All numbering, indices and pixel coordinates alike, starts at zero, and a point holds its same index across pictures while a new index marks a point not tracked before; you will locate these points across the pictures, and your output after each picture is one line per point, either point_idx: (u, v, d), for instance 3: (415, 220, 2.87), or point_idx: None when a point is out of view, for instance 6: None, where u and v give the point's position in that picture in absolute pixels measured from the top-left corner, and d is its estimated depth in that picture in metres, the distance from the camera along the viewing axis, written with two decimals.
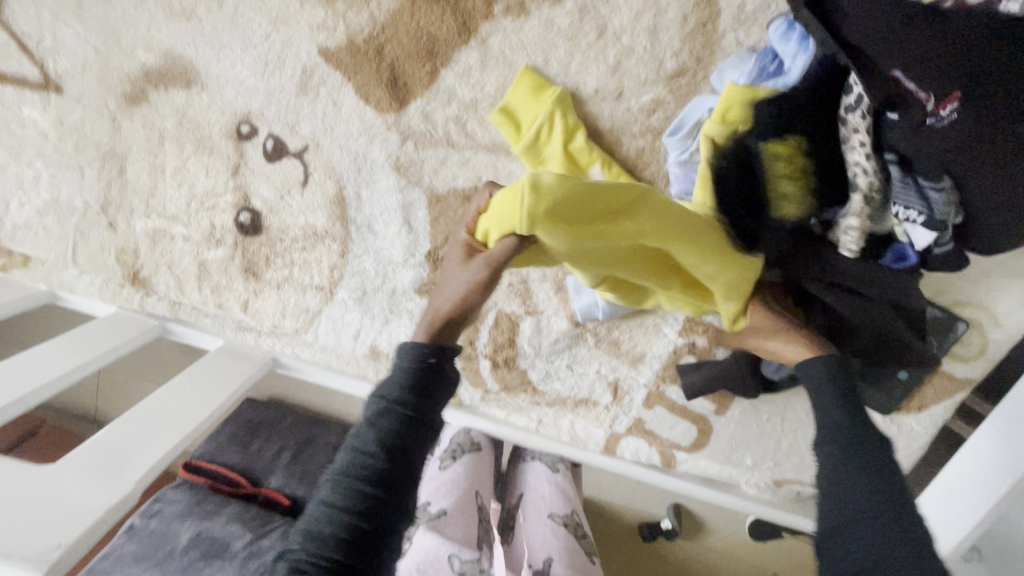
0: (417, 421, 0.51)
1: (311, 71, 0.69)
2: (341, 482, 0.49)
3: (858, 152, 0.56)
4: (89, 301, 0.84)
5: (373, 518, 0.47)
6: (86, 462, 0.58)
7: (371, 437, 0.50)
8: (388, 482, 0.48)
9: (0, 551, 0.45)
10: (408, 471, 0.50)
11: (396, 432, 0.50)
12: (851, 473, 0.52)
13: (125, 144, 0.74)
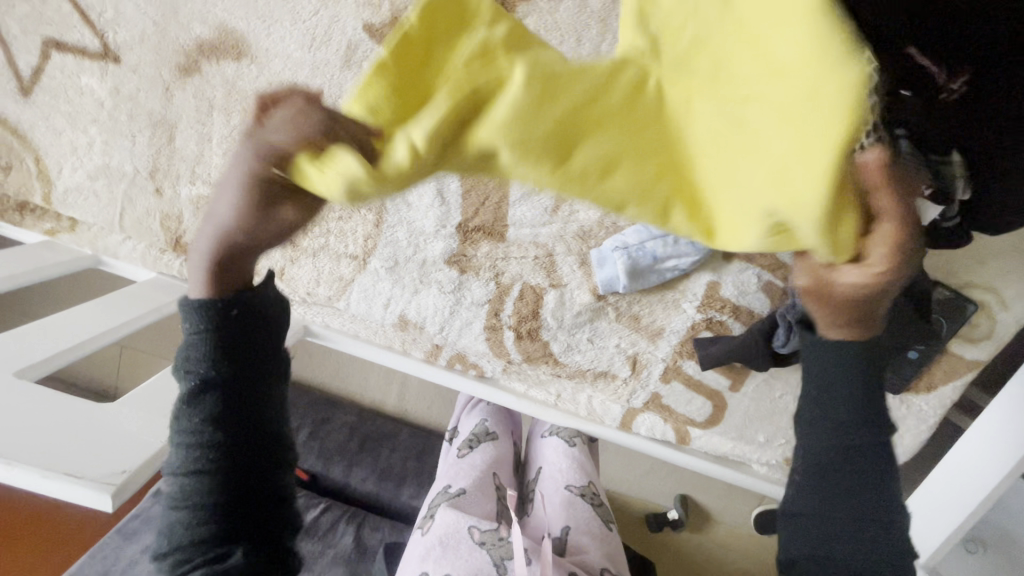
0: (242, 391, 0.53)
1: (355, 46, 0.73)
2: (185, 468, 0.53)
3: None
4: (131, 266, 0.87)
5: (240, 484, 0.54)
6: (139, 403, 0.61)
7: (196, 429, 0.52)
8: (233, 453, 0.53)
9: (72, 471, 0.48)
10: (253, 436, 0.54)
11: (220, 416, 0.52)
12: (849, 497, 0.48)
13: (176, 113, 0.78)
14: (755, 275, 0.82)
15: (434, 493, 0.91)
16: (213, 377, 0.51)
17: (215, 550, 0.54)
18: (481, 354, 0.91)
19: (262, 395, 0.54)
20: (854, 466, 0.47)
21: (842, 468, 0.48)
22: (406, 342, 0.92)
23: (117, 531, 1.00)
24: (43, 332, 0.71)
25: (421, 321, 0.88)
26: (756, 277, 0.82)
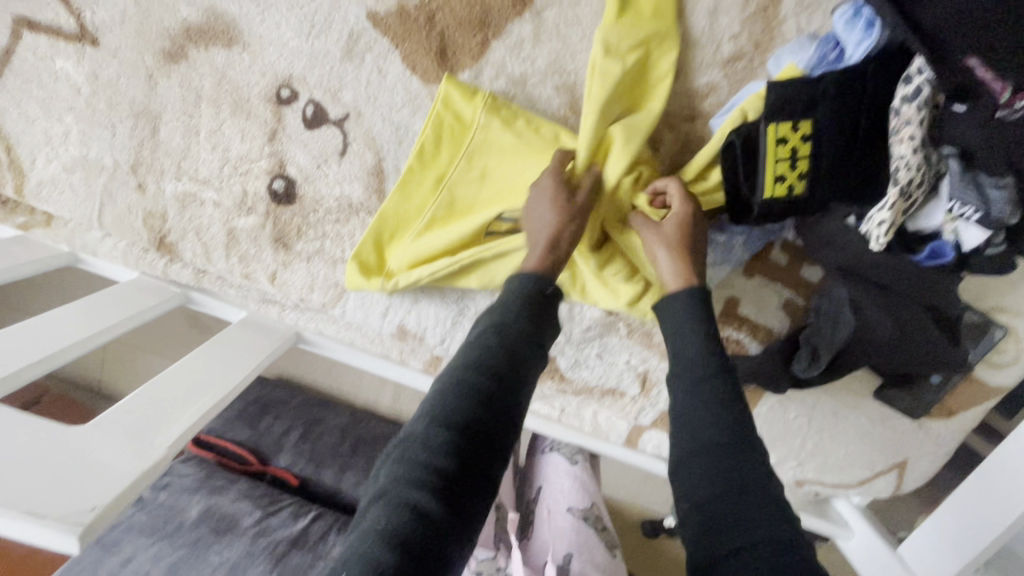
0: (511, 370, 0.53)
1: (357, 36, 0.67)
2: (445, 412, 0.50)
3: (905, 145, 0.57)
4: (113, 266, 0.82)
5: (468, 462, 0.48)
6: (116, 424, 0.56)
7: (467, 375, 0.52)
8: (482, 423, 0.50)
9: (34, 510, 0.43)
10: (502, 416, 0.51)
11: (490, 375, 0.52)
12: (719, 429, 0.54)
13: (160, 103, 0.72)
14: (776, 293, 0.78)
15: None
16: (499, 342, 0.54)
17: (422, 487, 0.46)
18: None
19: (522, 385, 0.54)
20: (697, 392, 0.56)
21: (702, 403, 0.55)
22: (405, 351, 0.85)
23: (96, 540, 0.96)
24: (13, 338, 0.65)
25: (420, 332, 0.82)
26: (778, 296, 0.78)
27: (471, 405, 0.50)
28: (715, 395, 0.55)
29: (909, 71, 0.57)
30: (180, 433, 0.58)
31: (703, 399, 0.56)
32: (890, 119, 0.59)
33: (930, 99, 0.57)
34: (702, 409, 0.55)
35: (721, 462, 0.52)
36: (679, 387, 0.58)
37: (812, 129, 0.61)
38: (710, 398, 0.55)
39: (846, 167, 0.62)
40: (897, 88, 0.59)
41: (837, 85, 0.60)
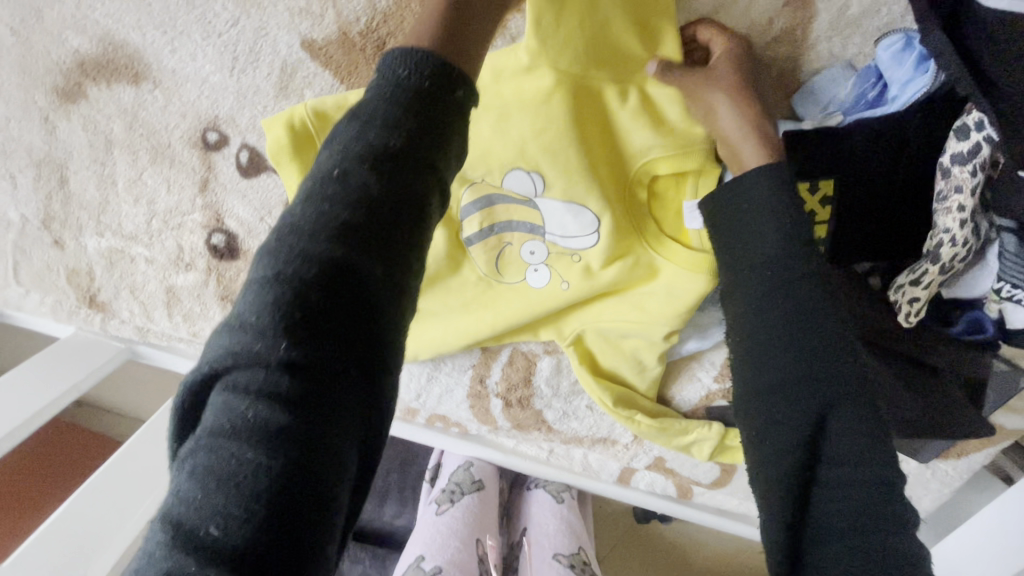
0: (421, 158, 0.33)
1: (292, 70, 0.54)
2: (303, 221, 0.32)
3: (953, 217, 0.48)
4: (44, 320, 0.74)
5: (325, 332, 0.30)
6: (54, 546, 0.69)
7: (340, 173, 0.33)
8: (361, 241, 0.32)
9: None
10: (398, 248, 0.33)
11: (378, 171, 0.32)
12: (785, 329, 0.45)
13: (64, 150, 0.60)
14: None
15: (406, 564, 0.85)
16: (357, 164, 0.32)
17: (227, 465, 0.29)
18: (465, 416, 0.80)
19: (436, 182, 0.34)
20: (773, 301, 0.46)
21: (775, 323, 0.46)
22: None
23: None
24: None
25: None
26: None
27: (339, 213, 0.31)
28: (800, 307, 0.45)
29: (966, 121, 0.46)
30: (115, 556, 0.71)
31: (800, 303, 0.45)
32: (937, 180, 0.49)
33: (988, 161, 0.46)
34: (768, 337, 0.46)
35: (786, 358, 0.45)
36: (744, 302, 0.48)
37: (834, 190, 0.51)
38: (780, 312, 0.45)
39: (874, 241, 0.53)
40: (948, 141, 0.48)
41: (874, 136, 0.49)
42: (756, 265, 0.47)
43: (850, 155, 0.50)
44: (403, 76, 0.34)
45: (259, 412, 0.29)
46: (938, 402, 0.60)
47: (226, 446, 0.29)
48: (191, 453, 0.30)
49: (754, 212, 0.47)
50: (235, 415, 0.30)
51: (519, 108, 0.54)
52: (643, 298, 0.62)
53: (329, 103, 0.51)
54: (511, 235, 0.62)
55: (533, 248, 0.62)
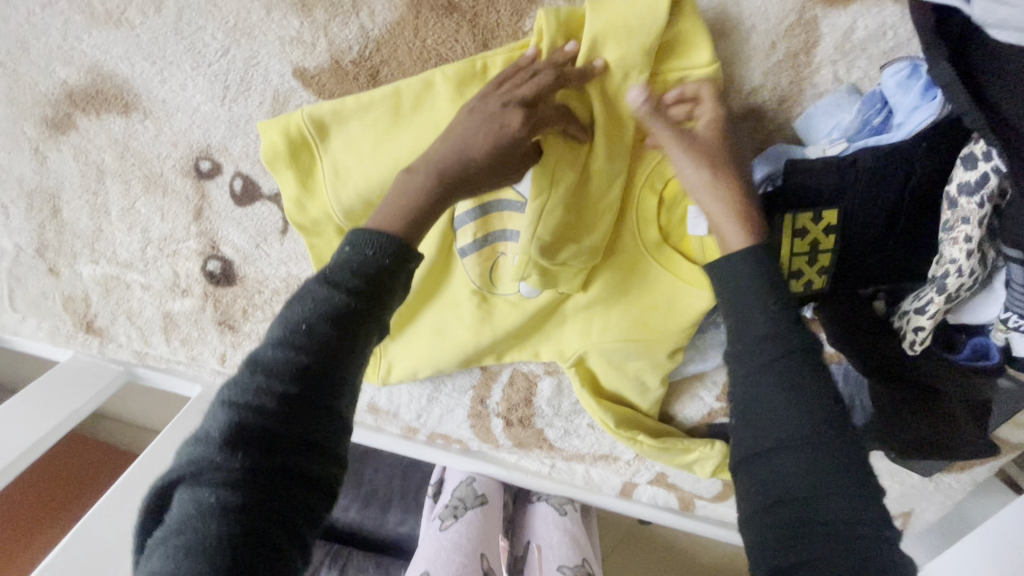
0: (367, 311, 0.39)
1: (285, 98, 0.53)
2: (266, 359, 0.37)
3: (959, 247, 0.47)
4: (42, 346, 0.73)
5: (284, 442, 0.35)
6: None
7: (305, 325, 0.37)
8: (312, 379, 0.37)
9: None
10: (342, 381, 0.38)
11: (335, 323, 0.38)
12: (780, 393, 0.42)
13: (56, 180, 0.60)
14: None
15: None
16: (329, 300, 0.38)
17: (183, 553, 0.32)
18: (467, 434, 0.80)
19: (380, 326, 0.40)
20: (761, 372, 0.43)
21: (765, 396, 0.43)
22: (379, 418, 0.81)
23: None
24: None
25: (392, 408, 0.77)
26: None
27: (300, 355, 0.37)
28: (787, 383, 0.42)
29: (974, 150, 0.45)
30: None
31: (783, 380, 0.42)
32: (943, 210, 0.48)
33: (996, 191, 0.45)
34: (763, 408, 0.43)
35: (776, 420, 0.42)
36: (734, 373, 0.45)
37: (837, 219, 0.50)
38: (773, 385, 0.42)
39: (876, 257, 0.53)
40: (954, 169, 0.47)
41: (880, 165, 0.48)
42: (745, 334, 0.45)
43: (855, 184, 0.49)
44: (369, 255, 0.40)
45: (213, 499, 0.33)
46: (950, 429, 0.59)
47: (178, 539, 0.33)
48: (157, 543, 0.34)
49: (743, 288, 0.46)
50: (198, 508, 0.33)
51: None
52: (641, 321, 0.62)
53: (326, 110, 0.52)
54: (505, 245, 0.60)
55: None
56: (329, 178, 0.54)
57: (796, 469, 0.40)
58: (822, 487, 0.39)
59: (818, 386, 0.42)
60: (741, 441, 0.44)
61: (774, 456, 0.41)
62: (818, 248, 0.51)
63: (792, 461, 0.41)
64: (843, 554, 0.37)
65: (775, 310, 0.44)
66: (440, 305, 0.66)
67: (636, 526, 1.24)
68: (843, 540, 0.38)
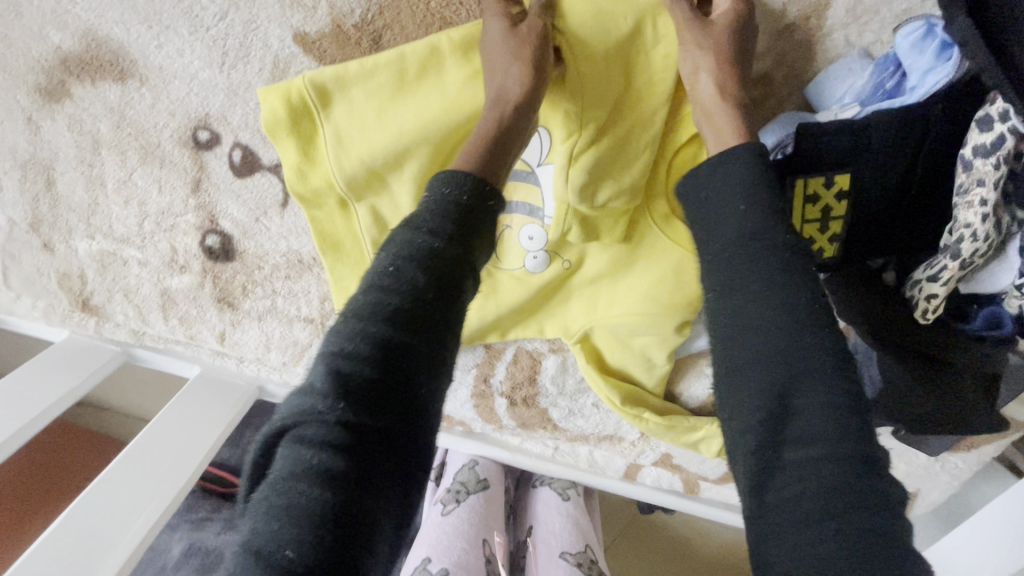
0: (456, 251, 0.38)
1: (285, 65, 0.52)
2: (360, 305, 0.36)
3: (974, 212, 0.46)
4: (38, 325, 0.72)
5: (382, 391, 0.34)
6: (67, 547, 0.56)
7: (394, 267, 0.37)
8: (410, 318, 0.36)
9: None
10: (440, 322, 0.37)
11: (425, 268, 0.37)
12: (754, 300, 0.40)
13: (50, 150, 0.58)
14: None
15: (412, 566, 0.86)
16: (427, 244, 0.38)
17: (292, 500, 0.31)
18: (469, 415, 0.79)
19: (470, 270, 0.39)
20: (735, 279, 0.41)
21: (744, 306, 0.41)
22: None
23: None
24: None
25: None
26: None
27: (393, 299, 0.36)
28: (758, 281, 0.40)
29: (990, 112, 0.45)
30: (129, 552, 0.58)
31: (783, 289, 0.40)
32: (957, 173, 0.47)
33: (1012, 153, 0.44)
34: (737, 319, 0.41)
35: (753, 330, 0.40)
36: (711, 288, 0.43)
37: (851, 185, 0.49)
38: (758, 285, 0.40)
39: (885, 223, 0.52)
40: (969, 132, 0.46)
41: (896, 127, 0.47)
42: (722, 239, 0.43)
43: (869, 148, 0.48)
44: (449, 195, 0.40)
45: (322, 456, 0.32)
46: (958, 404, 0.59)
47: (292, 482, 0.32)
48: (262, 494, 0.33)
49: (731, 195, 0.43)
50: (303, 463, 0.32)
51: None
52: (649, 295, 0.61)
53: (328, 76, 0.51)
54: (511, 217, 0.60)
55: (531, 233, 0.59)
56: (331, 147, 0.53)
57: (761, 378, 0.39)
58: (800, 372, 0.38)
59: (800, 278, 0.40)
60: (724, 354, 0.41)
61: (738, 371, 0.40)
62: (828, 216, 0.51)
63: (762, 370, 0.39)
64: (826, 465, 0.36)
65: (767, 207, 0.42)
66: None
67: (637, 514, 1.24)
68: (823, 444, 0.36)
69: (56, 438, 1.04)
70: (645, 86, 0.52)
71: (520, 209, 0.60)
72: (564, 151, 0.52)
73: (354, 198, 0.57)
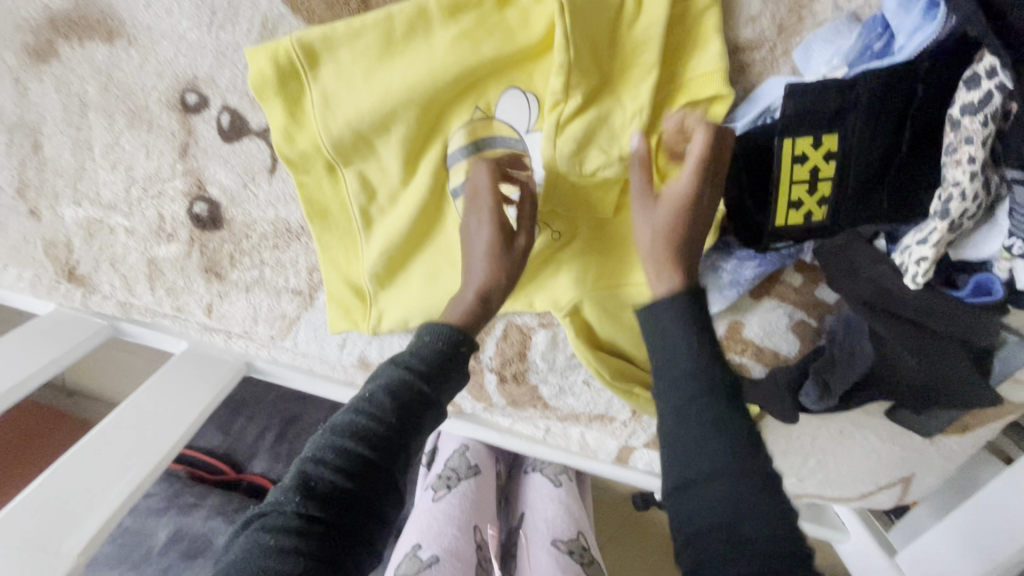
0: (422, 389, 0.47)
1: (273, 25, 0.53)
2: (339, 423, 0.46)
3: (962, 169, 0.46)
4: (25, 297, 0.72)
5: (346, 494, 0.42)
6: (46, 505, 0.54)
7: (371, 394, 0.47)
8: (375, 441, 0.44)
9: (48, 547, 0.51)
10: (402, 449, 0.45)
11: (396, 397, 0.46)
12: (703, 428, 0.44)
13: (36, 112, 0.60)
14: (785, 314, 0.67)
15: (402, 553, 0.85)
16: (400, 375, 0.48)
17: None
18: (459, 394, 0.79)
19: (434, 408, 0.48)
20: (684, 412, 0.45)
21: (690, 433, 0.44)
22: None
23: None
24: None
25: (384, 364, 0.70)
26: (787, 317, 0.67)
27: (366, 420, 0.45)
28: (705, 417, 0.44)
29: (977, 69, 0.45)
30: (111, 512, 0.55)
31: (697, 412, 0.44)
32: (945, 133, 0.47)
33: (999, 109, 0.44)
34: (685, 444, 0.44)
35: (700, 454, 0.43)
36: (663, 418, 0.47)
37: (837, 146, 0.49)
38: (693, 416, 0.44)
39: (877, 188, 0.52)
40: (957, 91, 0.46)
41: (882, 87, 0.47)
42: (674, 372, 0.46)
43: (857, 107, 0.48)
44: (428, 341, 0.50)
45: (279, 542, 0.39)
46: (958, 378, 0.57)
47: (244, 566, 0.38)
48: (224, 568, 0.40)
49: (677, 328, 0.47)
50: (263, 546, 0.39)
51: (519, 60, 0.53)
52: (640, 260, 0.62)
53: (316, 35, 0.51)
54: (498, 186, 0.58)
55: (519, 201, 0.58)
56: (318, 108, 0.53)
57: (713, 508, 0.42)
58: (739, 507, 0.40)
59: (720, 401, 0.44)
60: (670, 470, 0.44)
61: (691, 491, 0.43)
62: (816, 177, 0.50)
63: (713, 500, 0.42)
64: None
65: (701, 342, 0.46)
66: (433, 259, 0.62)
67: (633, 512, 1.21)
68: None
69: (42, 430, 1.05)
70: (635, 53, 0.52)
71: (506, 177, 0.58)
72: (553, 120, 0.53)
73: (340, 163, 0.57)
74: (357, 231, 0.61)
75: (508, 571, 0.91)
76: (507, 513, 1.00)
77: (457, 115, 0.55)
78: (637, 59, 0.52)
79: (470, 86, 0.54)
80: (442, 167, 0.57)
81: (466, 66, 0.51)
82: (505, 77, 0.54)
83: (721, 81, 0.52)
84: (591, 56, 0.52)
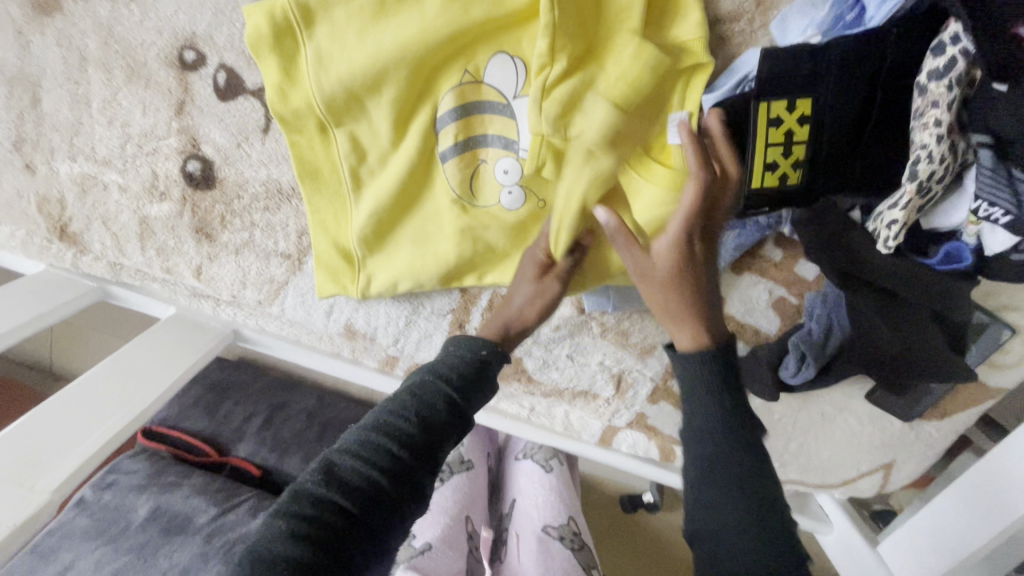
0: (462, 402, 0.49)
1: None
2: (377, 420, 0.47)
3: (929, 132, 0.47)
4: (17, 257, 0.73)
5: (369, 491, 0.42)
6: (26, 444, 0.55)
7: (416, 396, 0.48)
8: (413, 445, 0.45)
9: (24, 482, 0.52)
10: (432, 455, 0.46)
11: (437, 405, 0.47)
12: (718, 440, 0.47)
13: (36, 66, 0.64)
14: (766, 289, 0.68)
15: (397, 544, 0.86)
16: (451, 385, 0.49)
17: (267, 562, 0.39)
18: None
19: (464, 419, 0.49)
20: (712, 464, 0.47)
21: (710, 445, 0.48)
22: (357, 350, 0.74)
23: (32, 550, 0.91)
24: None
25: (370, 332, 0.70)
26: (768, 293, 0.68)
27: (404, 420, 0.46)
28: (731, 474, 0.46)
29: (944, 37, 0.47)
30: (90, 454, 0.56)
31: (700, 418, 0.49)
32: (914, 99, 0.49)
33: (965, 75, 0.46)
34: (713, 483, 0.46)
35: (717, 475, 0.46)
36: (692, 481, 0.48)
37: (811, 109, 0.51)
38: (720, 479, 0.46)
39: (849, 155, 0.53)
40: (926, 60, 0.48)
41: (852, 52, 0.49)
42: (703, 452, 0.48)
43: (828, 72, 0.50)
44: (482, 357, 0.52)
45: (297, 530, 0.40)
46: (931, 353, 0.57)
47: (261, 546, 0.40)
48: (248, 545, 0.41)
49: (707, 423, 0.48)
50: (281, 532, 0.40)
51: (506, 26, 0.55)
52: None
53: None
54: (486, 151, 0.59)
55: (507, 165, 0.59)
56: (311, 66, 0.56)
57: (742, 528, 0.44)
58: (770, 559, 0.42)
59: (728, 432, 0.47)
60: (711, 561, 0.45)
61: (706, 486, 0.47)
62: (792, 141, 0.52)
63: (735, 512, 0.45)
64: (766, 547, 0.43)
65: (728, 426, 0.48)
66: (420, 223, 0.63)
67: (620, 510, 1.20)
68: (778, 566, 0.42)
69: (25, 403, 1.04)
70: (617, 22, 0.55)
71: (494, 142, 0.59)
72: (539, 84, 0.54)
73: (333, 123, 0.59)
74: (347, 193, 0.63)
75: (500, 561, 0.91)
76: (497, 503, 1.00)
77: (446, 78, 0.57)
78: (618, 27, 0.55)
79: (459, 50, 0.56)
80: (430, 130, 0.59)
81: (455, 29, 0.54)
82: (493, 42, 0.56)
83: (700, 49, 0.54)
84: (575, 22, 0.54)
